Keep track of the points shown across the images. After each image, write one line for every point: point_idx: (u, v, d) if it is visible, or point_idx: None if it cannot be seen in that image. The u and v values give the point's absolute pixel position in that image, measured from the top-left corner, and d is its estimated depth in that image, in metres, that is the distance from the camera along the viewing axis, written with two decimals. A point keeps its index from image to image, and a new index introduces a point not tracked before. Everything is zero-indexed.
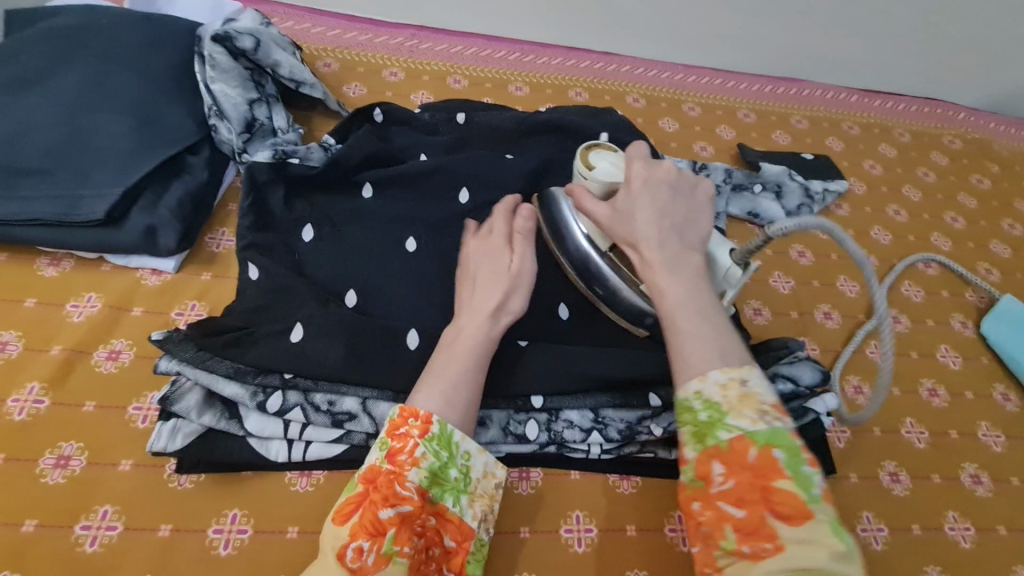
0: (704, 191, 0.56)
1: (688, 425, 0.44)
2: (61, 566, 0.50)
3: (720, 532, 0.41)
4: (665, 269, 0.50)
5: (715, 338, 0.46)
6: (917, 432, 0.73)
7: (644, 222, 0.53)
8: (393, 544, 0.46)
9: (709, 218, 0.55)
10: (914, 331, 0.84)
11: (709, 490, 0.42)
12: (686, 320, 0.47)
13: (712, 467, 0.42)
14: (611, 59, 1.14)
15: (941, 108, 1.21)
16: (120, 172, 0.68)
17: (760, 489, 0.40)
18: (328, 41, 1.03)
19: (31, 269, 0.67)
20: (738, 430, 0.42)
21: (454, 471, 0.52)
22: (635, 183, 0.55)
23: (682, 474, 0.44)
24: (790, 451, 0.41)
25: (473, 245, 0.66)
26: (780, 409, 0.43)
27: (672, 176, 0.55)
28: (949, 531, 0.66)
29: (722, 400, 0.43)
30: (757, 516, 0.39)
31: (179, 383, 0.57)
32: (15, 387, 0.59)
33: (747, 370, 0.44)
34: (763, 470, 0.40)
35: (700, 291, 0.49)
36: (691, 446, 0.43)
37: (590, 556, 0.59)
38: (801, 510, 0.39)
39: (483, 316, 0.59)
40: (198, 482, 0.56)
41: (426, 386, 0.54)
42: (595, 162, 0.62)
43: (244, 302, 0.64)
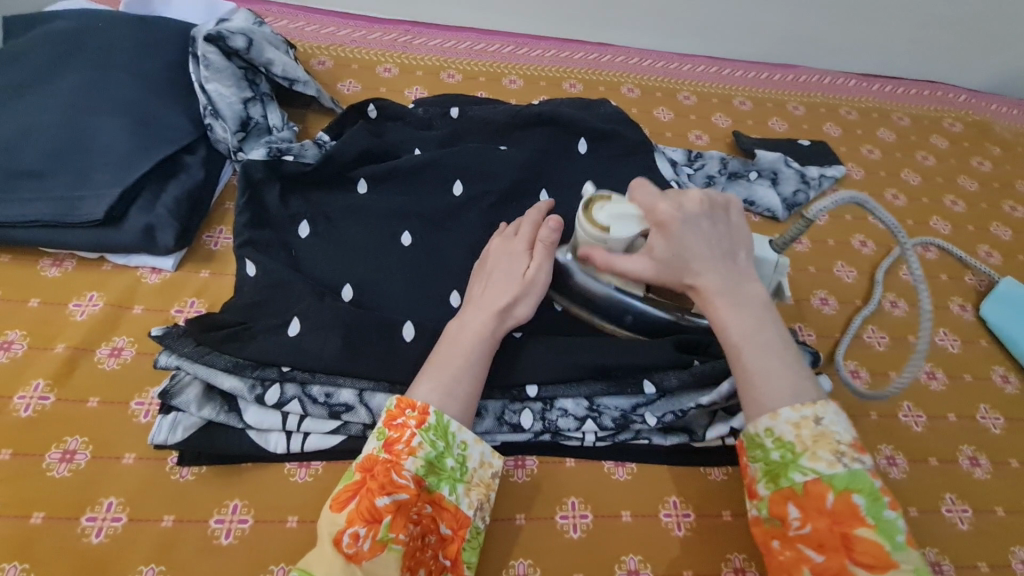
0: (735, 211, 0.58)
1: (762, 463, 0.50)
2: (68, 556, 0.52)
3: (798, 572, 0.46)
4: (727, 308, 0.53)
5: (785, 374, 0.51)
6: (915, 416, 0.73)
7: (696, 262, 0.54)
8: (389, 531, 0.47)
9: (748, 240, 0.58)
10: (912, 316, 0.83)
11: (788, 531, 0.48)
12: (757, 360, 0.51)
13: (788, 508, 0.48)
14: (605, 49, 1.14)
15: (941, 90, 1.19)
16: (118, 173, 0.69)
17: (841, 535, 0.45)
18: (322, 39, 1.03)
19: (35, 270, 0.69)
20: (814, 474, 0.47)
21: (450, 460, 0.53)
22: (672, 226, 0.55)
23: (758, 509, 0.50)
24: (870, 498, 0.46)
25: (497, 242, 0.65)
26: (856, 449, 0.48)
27: (705, 206, 0.56)
28: (947, 513, 0.66)
29: (796, 440, 0.48)
30: (838, 563, 0.45)
31: (178, 377, 0.59)
32: (21, 384, 0.60)
33: (819, 407, 0.49)
34: (843, 516, 0.46)
35: (763, 325, 0.53)
36: (768, 484, 0.50)
37: (585, 542, 0.60)
38: (883, 559, 0.44)
39: (489, 316, 0.58)
40: (199, 474, 0.58)
41: (425, 379, 0.55)
42: (602, 221, 0.59)
43: (242, 299, 0.65)
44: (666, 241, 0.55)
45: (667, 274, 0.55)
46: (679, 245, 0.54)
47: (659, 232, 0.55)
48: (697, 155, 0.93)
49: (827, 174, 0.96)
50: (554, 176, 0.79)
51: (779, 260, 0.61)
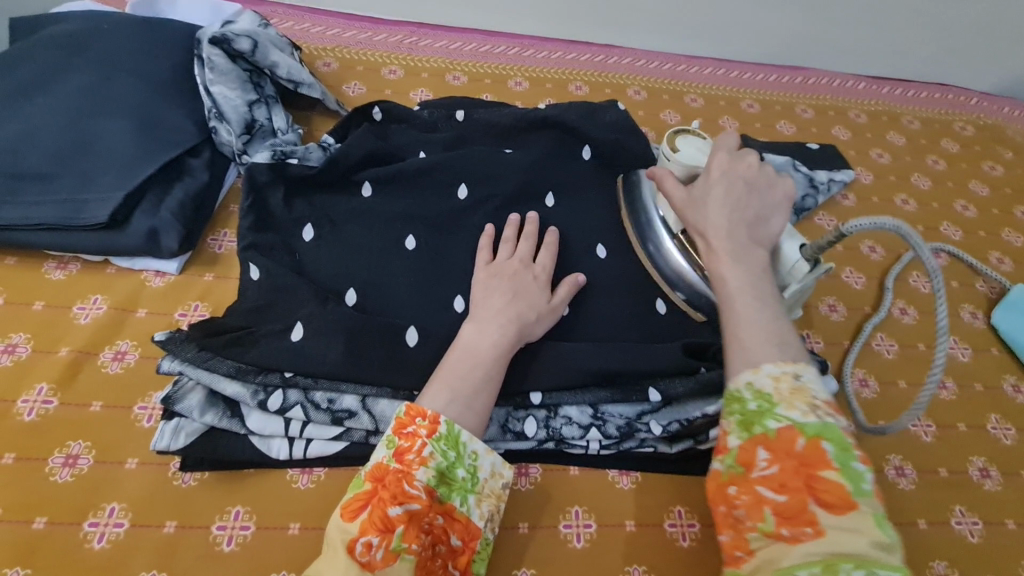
0: (784, 190, 0.59)
1: (736, 414, 0.48)
2: (70, 562, 0.52)
3: (758, 515, 0.44)
4: (730, 259, 0.54)
5: (771, 330, 0.50)
6: (924, 426, 0.72)
7: (715, 211, 0.56)
8: (401, 541, 0.46)
9: (780, 216, 0.58)
10: (922, 324, 0.82)
11: (751, 475, 0.45)
12: (745, 309, 0.51)
13: (757, 454, 0.45)
14: (612, 51, 1.13)
15: (953, 94, 1.18)
16: (123, 175, 0.69)
17: (805, 477, 0.43)
18: (328, 40, 1.03)
19: (40, 273, 0.69)
20: (787, 420, 0.45)
21: (461, 471, 0.52)
22: (714, 173, 0.59)
23: (723, 461, 0.47)
24: (840, 446, 0.44)
25: (516, 262, 0.66)
26: (831, 407, 0.46)
27: (754, 172, 0.58)
28: (956, 526, 0.65)
29: (773, 391, 0.47)
30: (799, 502, 0.42)
31: (181, 382, 0.59)
32: (24, 388, 0.60)
33: (800, 366, 0.48)
34: (810, 458, 0.44)
35: (761, 283, 0.53)
36: (740, 434, 0.47)
37: (589, 551, 0.59)
38: (846, 501, 0.42)
39: (512, 327, 0.60)
40: (202, 479, 0.57)
41: (440, 389, 0.54)
42: (679, 146, 0.70)
43: (246, 303, 0.65)
44: (703, 184, 0.59)
45: (690, 215, 0.58)
46: (710, 194, 0.58)
47: (703, 176, 0.60)
48: None
49: (837, 179, 0.95)
50: (560, 178, 0.78)
51: (799, 264, 0.59)
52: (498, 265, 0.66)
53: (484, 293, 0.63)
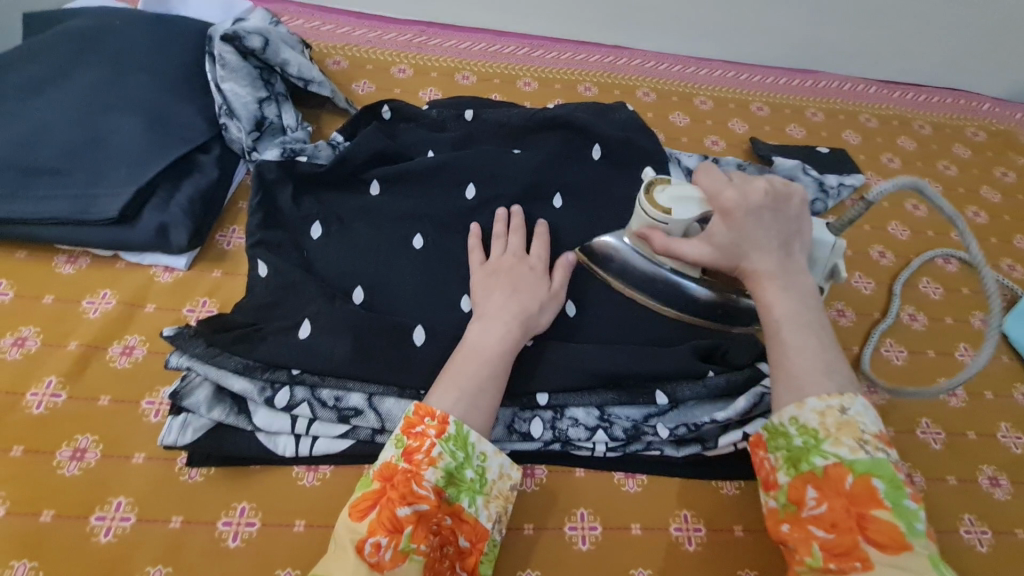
0: (800, 198, 0.56)
1: (783, 449, 0.49)
2: (77, 555, 0.52)
3: (807, 550, 0.45)
4: (774, 289, 0.52)
5: (825, 361, 0.50)
6: (933, 433, 0.72)
7: (749, 249, 0.53)
8: (410, 542, 0.46)
9: (808, 226, 0.56)
10: (932, 330, 0.82)
11: (801, 513, 0.47)
12: (795, 342, 0.50)
13: (807, 491, 0.47)
14: (621, 52, 1.13)
15: (964, 99, 1.17)
16: (134, 171, 0.69)
17: (856, 516, 0.44)
18: (337, 39, 1.03)
19: (50, 267, 0.69)
20: (835, 457, 0.46)
21: (469, 472, 0.52)
22: (736, 213, 0.54)
23: (775, 498, 0.49)
24: (890, 483, 0.45)
25: (510, 257, 0.66)
26: (880, 439, 0.47)
27: (769, 198, 0.54)
28: (965, 534, 0.65)
29: (819, 427, 0.47)
30: (849, 540, 0.44)
31: (190, 378, 0.59)
32: (33, 381, 0.61)
33: (847, 398, 0.48)
34: (859, 497, 0.45)
35: (804, 313, 0.51)
36: (789, 470, 0.48)
37: (594, 554, 0.59)
38: (898, 540, 0.43)
39: (516, 324, 0.60)
40: (208, 475, 0.58)
41: (446, 388, 0.54)
42: (665, 203, 0.59)
43: (254, 300, 0.65)
44: (726, 228, 0.54)
45: (722, 259, 0.55)
46: (737, 232, 0.54)
47: (722, 216, 0.55)
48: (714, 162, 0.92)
49: (847, 183, 0.94)
50: (569, 179, 0.78)
51: (837, 242, 0.57)
52: (493, 263, 0.66)
53: (485, 297, 0.63)
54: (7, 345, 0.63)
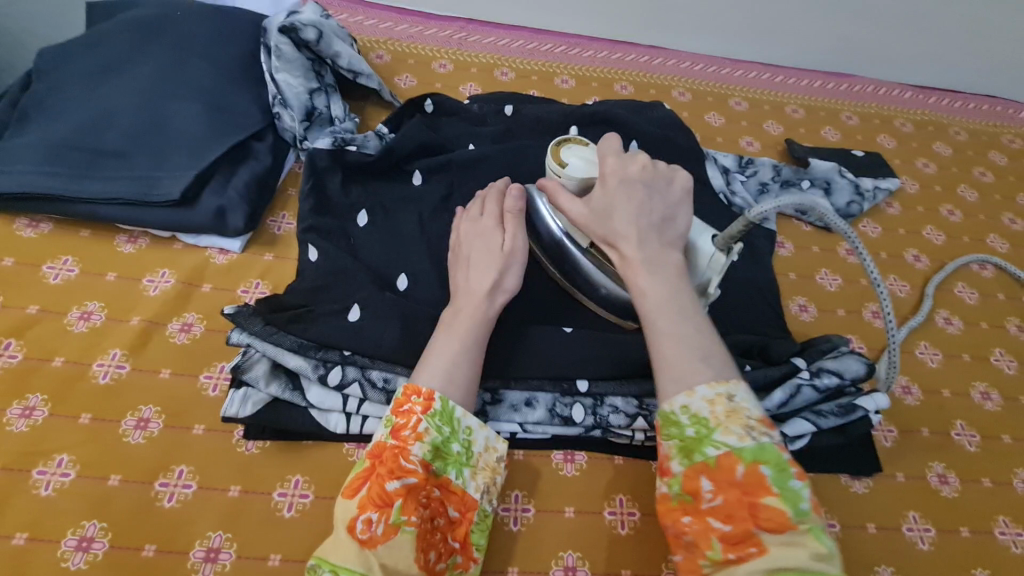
0: (680, 181, 0.57)
1: (677, 439, 0.48)
2: (143, 518, 0.55)
3: (706, 543, 0.45)
4: (647, 271, 0.52)
5: (696, 343, 0.50)
6: (968, 435, 0.72)
7: (621, 222, 0.54)
8: (400, 515, 0.49)
9: (688, 211, 0.56)
10: (967, 334, 0.82)
11: (700, 505, 0.46)
12: (670, 325, 0.50)
13: (701, 483, 0.46)
14: (657, 52, 1.14)
15: (1001, 106, 1.16)
16: (193, 156, 0.72)
17: (748, 505, 0.44)
18: (380, 33, 1.06)
19: (111, 245, 0.72)
20: (725, 447, 0.46)
21: (456, 445, 0.55)
22: (611, 181, 0.56)
23: (669, 486, 0.48)
24: (777, 468, 0.45)
25: (467, 225, 0.66)
26: (765, 424, 0.47)
27: (645, 170, 0.56)
28: (999, 535, 0.65)
29: (710, 415, 0.47)
30: (744, 529, 0.44)
31: (249, 354, 0.61)
32: (99, 353, 0.64)
33: (733, 386, 0.48)
34: (751, 486, 0.44)
35: (682, 295, 0.52)
36: (682, 460, 0.47)
37: (631, 538, 0.60)
38: (785, 524, 0.43)
39: (482, 299, 0.60)
40: (264, 448, 0.60)
41: (428, 366, 0.56)
42: (566, 158, 0.61)
43: (305, 283, 0.67)
44: (601, 200, 0.55)
45: (598, 234, 0.55)
46: (610, 206, 0.55)
47: (599, 185, 0.56)
48: (749, 162, 0.93)
49: (882, 186, 0.95)
50: None
51: (717, 256, 0.57)
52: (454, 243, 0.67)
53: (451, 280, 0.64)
54: (74, 317, 0.66)
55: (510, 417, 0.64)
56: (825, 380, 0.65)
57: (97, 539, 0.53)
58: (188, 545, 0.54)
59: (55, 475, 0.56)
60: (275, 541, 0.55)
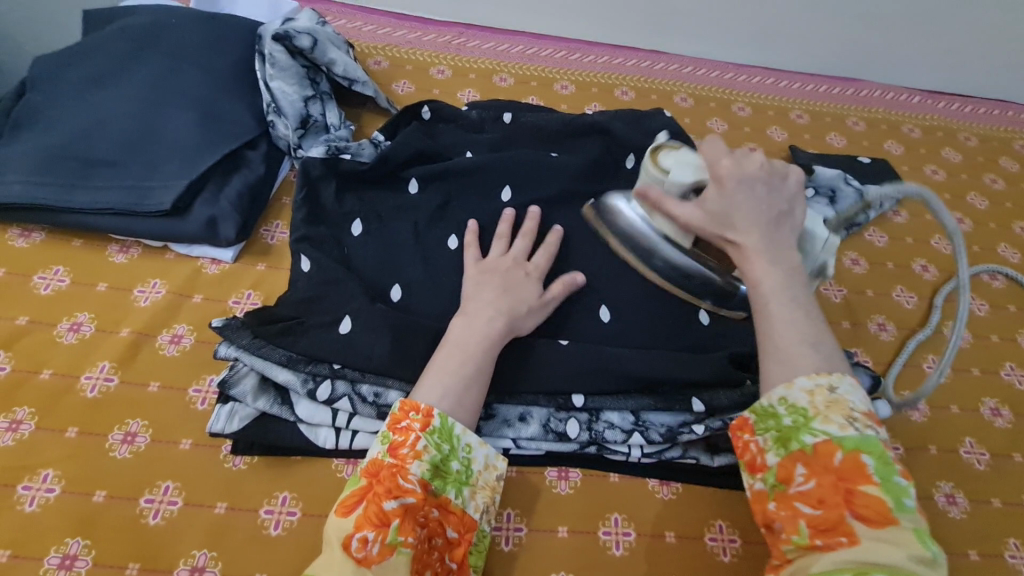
0: (797, 180, 0.56)
1: (771, 429, 0.48)
2: (127, 536, 0.54)
3: (793, 528, 0.45)
4: (762, 262, 0.52)
5: (811, 333, 0.49)
6: (977, 453, 0.70)
7: (738, 218, 0.53)
8: (397, 535, 0.47)
9: (801, 207, 0.56)
10: (976, 347, 0.79)
11: (789, 490, 0.46)
12: (782, 315, 0.50)
13: (794, 469, 0.46)
14: (658, 57, 1.12)
15: (1012, 111, 1.14)
16: (185, 165, 0.71)
17: (844, 491, 0.43)
18: (379, 39, 1.05)
19: (104, 255, 0.71)
20: (824, 435, 0.46)
21: (455, 463, 0.54)
22: (729, 182, 0.53)
23: (762, 478, 0.48)
24: (880, 460, 0.44)
25: (508, 258, 0.66)
26: (870, 418, 0.46)
27: (765, 170, 0.54)
28: (1010, 559, 0.63)
29: (808, 405, 0.47)
30: (836, 515, 0.43)
31: (237, 368, 0.60)
32: (88, 365, 0.63)
33: (835, 377, 0.48)
34: (848, 473, 0.44)
35: (797, 287, 0.51)
36: (778, 450, 0.48)
37: (627, 560, 0.59)
38: (886, 516, 0.42)
39: (498, 320, 0.59)
40: (252, 464, 0.59)
41: (431, 381, 0.55)
42: (665, 164, 0.59)
43: (296, 294, 0.66)
44: (719, 194, 0.54)
45: (713, 229, 0.54)
46: (730, 204, 0.53)
47: (715, 185, 0.54)
48: None
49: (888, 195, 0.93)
50: (607, 185, 0.77)
51: (830, 239, 0.57)
52: (487, 262, 0.65)
53: (469, 293, 0.63)
54: (64, 329, 0.65)
55: (503, 433, 0.62)
56: None
57: (80, 557, 0.52)
58: (172, 564, 0.53)
59: (39, 491, 0.55)
60: (260, 560, 0.54)
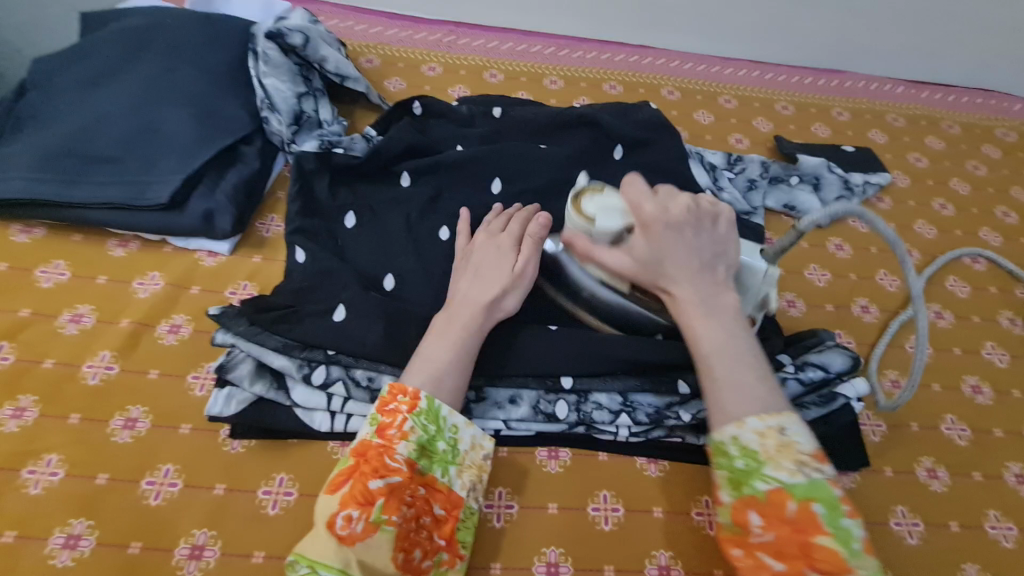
0: (727, 221, 0.58)
1: (724, 471, 0.50)
2: (130, 516, 0.55)
3: None
4: (698, 315, 0.54)
5: (752, 379, 0.51)
6: (958, 429, 0.72)
7: (669, 267, 0.56)
8: (381, 513, 0.49)
9: (735, 249, 0.58)
10: (958, 327, 0.81)
11: (749, 539, 0.48)
12: (721, 363, 0.52)
13: (750, 516, 0.48)
14: (646, 52, 1.14)
15: (995, 100, 1.16)
16: (181, 161, 0.73)
17: (800, 544, 0.46)
18: (371, 38, 1.07)
19: (103, 249, 0.73)
20: (776, 482, 0.47)
21: (441, 444, 0.55)
22: (653, 228, 0.56)
23: (718, 516, 0.50)
24: (829, 507, 0.46)
25: (482, 237, 0.67)
26: (818, 459, 0.48)
27: (691, 214, 0.57)
28: (989, 530, 0.65)
29: (760, 448, 0.48)
30: (797, 570, 0.45)
31: (234, 354, 0.62)
32: (89, 354, 0.65)
33: (785, 419, 0.49)
34: (802, 524, 0.46)
35: (734, 335, 0.53)
36: (731, 491, 0.49)
37: (615, 534, 0.60)
38: (841, 567, 0.45)
39: (477, 311, 0.60)
40: (249, 446, 0.61)
41: (416, 367, 0.57)
42: (589, 212, 0.60)
43: (291, 284, 0.68)
44: (645, 242, 0.57)
45: (644, 275, 0.57)
46: (658, 251, 0.56)
47: (641, 232, 0.57)
48: (737, 158, 0.92)
49: (872, 181, 0.95)
50: (593, 175, 0.79)
51: (768, 271, 0.60)
52: (467, 249, 0.67)
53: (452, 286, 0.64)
54: (65, 320, 0.67)
55: (493, 415, 0.64)
56: (809, 374, 0.64)
57: (84, 537, 0.54)
58: (173, 543, 0.55)
59: (43, 475, 0.57)
60: (258, 537, 0.56)
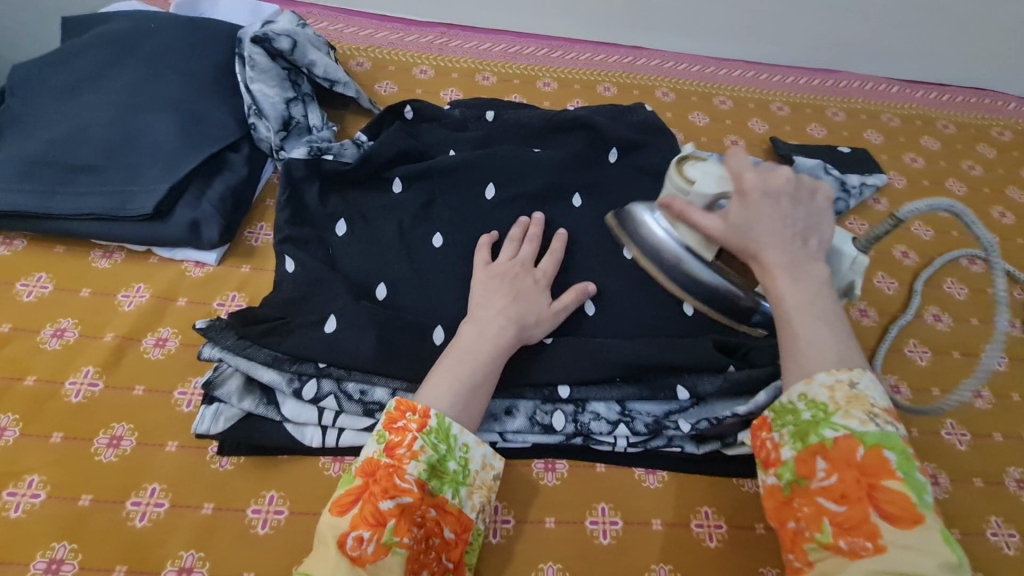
0: (825, 195, 0.57)
1: (791, 425, 0.50)
2: (115, 538, 0.54)
3: (817, 526, 0.46)
4: (785, 278, 0.53)
5: (834, 341, 0.50)
6: (959, 434, 0.71)
7: (762, 233, 0.54)
8: (392, 535, 0.47)
9: (830, 223, 0.56)
10: (956, 330, 0.81)
11: (811, 486, 0.47)
12: (802, 323, 0.51)
13: (816, 464, 0.47)
14: (639, 53, 1.13)
15: (990, 99, 1.15)
16: (166, 169, 0.71)
17: (866, 487, 0.45)
18: (361, 41, 1.05)
19: (86, 260, 0.71)
20: (845, 430, 0.47)
21: (452, 464, 0.53)
22: (753, 193, 0.55)
23: (781, 475, 0.50)
24: (902, 455, 0.45)
25: (518, 266, 0.66)
26: (890, 415, 0.48)
27: (792, 184, 0.55)
28: (992, 536, 0.64)
29: (829, 400, 0.48)
30: (860, 513, 0.44)
31: (221, 368, 0.61)
32: (72, 370, 0.63)
33: (855, 374, 0.49)
34: (871, 468, 0.45)
35: (820, 298, 0.52)
36: (795, 445, 0.49)
37: (614, 547, 0.59)
38: (909, 512, 0.43)
39: (509, 332, 0.59)
40: (238, 464, 0.59)
41: (433, 386, 0.55)
42: (691, 173, 0.59)
43: (281, 294, 0.66)
44: (743, 207, 0.55)
45: (736, 240, 0.55)
46: (752, 216, 0.54)
47: (740, 198, 0.55)
48: None
49: (869, 183, 0.93)
50: (589, 179, 0.77)
51: (859, 257, 0.57)
52: (497, 267, 0.65)
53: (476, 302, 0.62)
54: (47, 335, 0.65)
55: (491, 427, 0.63)
56: None
57: (67, 561, 0.52)
58: (160, 565, 0.53)
59: (25, 496, 0.55)
60: (248, 558, 0.54)
